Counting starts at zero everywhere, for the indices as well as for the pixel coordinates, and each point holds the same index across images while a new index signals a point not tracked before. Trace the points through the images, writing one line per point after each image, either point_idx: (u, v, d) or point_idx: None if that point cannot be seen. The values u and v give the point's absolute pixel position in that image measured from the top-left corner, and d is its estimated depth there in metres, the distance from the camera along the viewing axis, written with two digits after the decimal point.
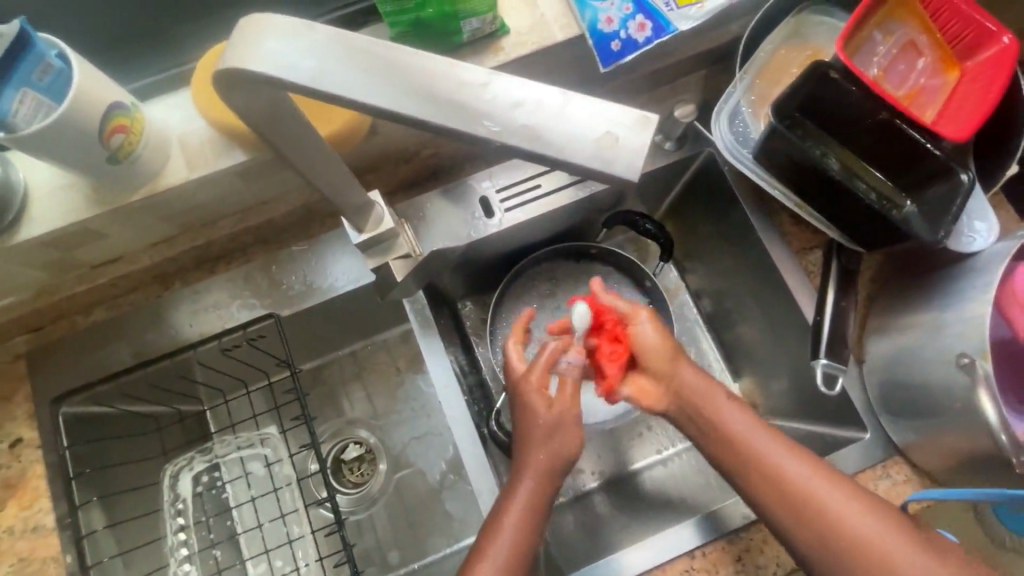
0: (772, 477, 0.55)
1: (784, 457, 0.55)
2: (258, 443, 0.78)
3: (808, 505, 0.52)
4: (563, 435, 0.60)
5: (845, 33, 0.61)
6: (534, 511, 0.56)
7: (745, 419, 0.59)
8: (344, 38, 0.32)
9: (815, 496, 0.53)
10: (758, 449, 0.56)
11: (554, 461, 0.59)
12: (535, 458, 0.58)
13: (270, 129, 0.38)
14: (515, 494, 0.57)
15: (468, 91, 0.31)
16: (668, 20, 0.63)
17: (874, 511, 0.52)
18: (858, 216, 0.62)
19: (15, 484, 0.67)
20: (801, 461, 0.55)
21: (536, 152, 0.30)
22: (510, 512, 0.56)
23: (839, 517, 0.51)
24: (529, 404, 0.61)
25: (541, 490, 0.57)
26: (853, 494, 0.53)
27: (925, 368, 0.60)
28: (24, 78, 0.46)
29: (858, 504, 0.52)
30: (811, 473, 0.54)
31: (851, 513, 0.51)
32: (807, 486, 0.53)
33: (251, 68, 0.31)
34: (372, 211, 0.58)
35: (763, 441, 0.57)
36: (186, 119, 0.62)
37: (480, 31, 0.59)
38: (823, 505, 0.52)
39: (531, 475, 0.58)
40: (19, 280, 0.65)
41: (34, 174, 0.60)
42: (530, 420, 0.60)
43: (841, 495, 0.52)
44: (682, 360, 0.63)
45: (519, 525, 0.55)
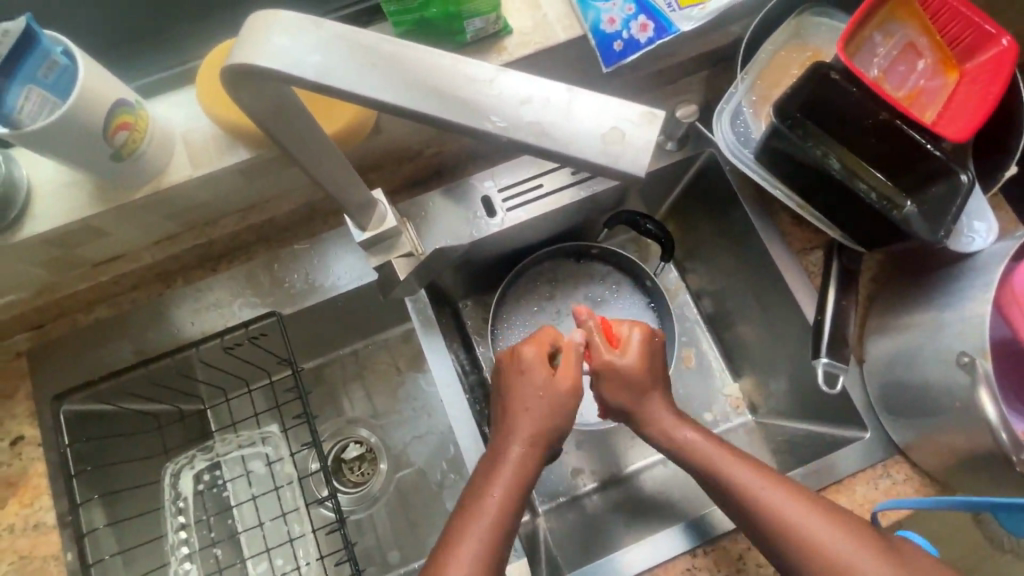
0: (735, 498, 0.56)
1: (760, 482, 0.55)
2: (259, 442, 0.78)
3: (771, 525, 0.53)
4: (549, 412, 0.59)
5: (845, 34, 0.61)
6: (522, 482, 0.56)
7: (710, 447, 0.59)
8: (351, 37, 0.32)
9: (787, 510, 0.53)
10: (729, 472, 0.57)
11: (545, 429, 0.59)
12: (524, 429, 0.58)
13: (277, 126, 0.38)
14: (507, 455, 0.57)
15: (474, 88, 0.31)
16: (670, 20, 0.63)
17: (852, 531, 0.51)
18: (860, 216, 0.62)
19: (15, 482, 0.66)
20: (777, 485, 0.55)
21: (543, 148, 0.30)
22: (495, 490, 0.55)
23: (813, 538, 0.51)
24: (518, 381, 0.61)
25: (528, 466, 0.57)
26: (832, 516, 0.52)
27: (925, 367, 0.60)
28: (29, 75, 0.47)
29: (835, 526, 0.52)
30: (784, 495, 0.54)
31: (829, 534, 0.51)
32: (779, 506, 0.53)
33: (260, 63, 0.32)
34: (375, 209, 0.59)
35: (728, 464, 0.57)
36: (189, 117, 0.62)
37: (483, 31, 0.60)
38: (797, 523, 0.52)
39: (522, 440, 0.58)
40: (21, 277, 0.66)
41: (37, 171, 0.60)
42: (519, 400, 0.60)
43: (817, 517, 0.52)
44: (652, 393, 0.63)
45: (505, 494, 0.55)
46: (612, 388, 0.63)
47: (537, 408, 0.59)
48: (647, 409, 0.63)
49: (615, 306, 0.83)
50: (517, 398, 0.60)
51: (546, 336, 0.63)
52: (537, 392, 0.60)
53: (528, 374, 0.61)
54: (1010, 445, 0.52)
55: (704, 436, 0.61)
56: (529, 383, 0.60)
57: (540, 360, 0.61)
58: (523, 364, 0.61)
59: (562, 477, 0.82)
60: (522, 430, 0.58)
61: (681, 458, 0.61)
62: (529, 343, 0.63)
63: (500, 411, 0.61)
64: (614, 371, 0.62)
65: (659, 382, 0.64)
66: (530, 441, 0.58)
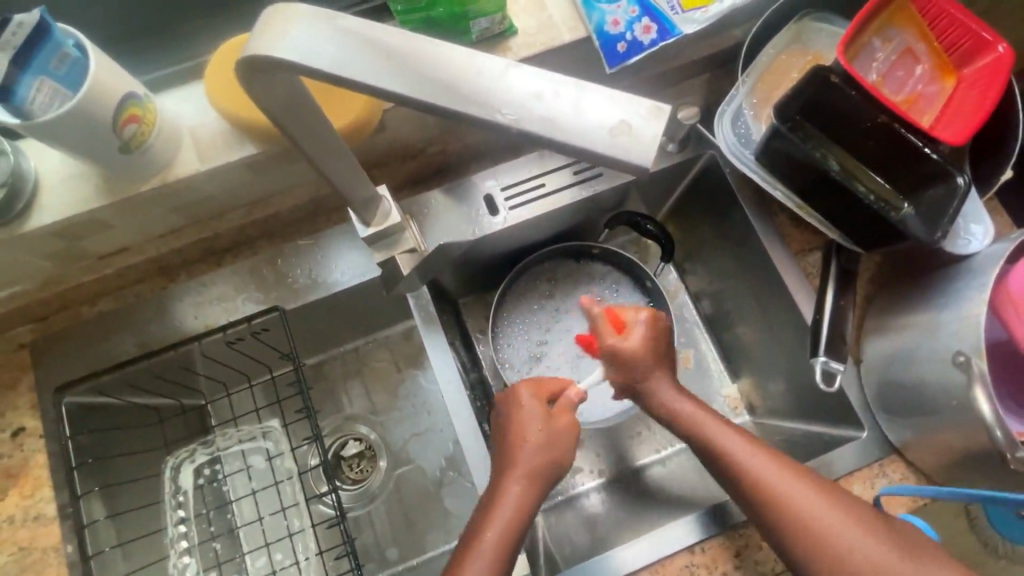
0: (730, 470, 0.57)
1: (753, 457, 0.56)
2: (260, 436, 0.79)
3: (762, 494, 0.54)
4: (550, 449, 0.60)
5: (845, 38, 0.62)
6: (518, 519, 0.56)
7: (708, 423, 0.60)
8: (370, 32, 0.33)
9: (785, 486, 0.54)
10: (724, 445, 0.58)
11: (543, 465, 0.59)
12: (523, 464, 0.59)
13: (288, 119, 0.39)
14: (503, 496, 0.57)
15: (487, 81, 0.32)
16: (674, 23, 0.64)
17: (866, 522, 0.52)
18: (858, 217, 0.63)
19: (16, 473, 0.67)
20: (769, 460, 0.56)
21: (562, 143, 0.31)
22: (490, 530, 0.55)
23: (806, 512, 0.52)
24: (517, 417, 0.62)
25: (527, 502, 0.57)
26: (852, 509, 0.53)
27: (921, 367, 0.61)
28: (42, 67, 0.47)
29: (849, 519, 0.52)
30: (778, 472, 0.55)
31: (840, 524, 0.52)
32: (767, 479, 0.55)
33: (277, 54, 0.32)
34: (380, 204, 0.60)
35: (715, 432, 0.59)
36: (198, 111, 0.62)
37: (489, 31, 0.60)
38: (786, 499, 0.53)
39: (519, 477, 0.58)
40: (28, 269, 0.66)
41: (46, 163, 0.60)
42: (518, 434, 0.60)
43: (831, 509, 0.53)
44: (655, 371, 0.64)
45: (500, 535, 0.55)
46: (626, 370, 0.65)
47: (542, 444, 0.60)
48: (650, 386, 0.64)
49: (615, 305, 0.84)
50: (517, 433, 0.61)
51: (549, 384, 0.65)
52: (539, 431, 0.60)
53: (530, 412, 0.62)
54: (1006, 442, 0.53)
55: (704, 413, 0.61)
56: (529, 418, 0.61)
57: (537, 400, 0.63)
58: (522, 404, 0.62)
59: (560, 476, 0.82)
60: (520, 468, 0.58)
61: (684, 434, 0.61)
62: (527, 385, 0.64)
63: (500, 447, 0.61)
64: (628, 353, 0.64)
65: (665, 365, 0.65)
66: (530, 481, 0.58)
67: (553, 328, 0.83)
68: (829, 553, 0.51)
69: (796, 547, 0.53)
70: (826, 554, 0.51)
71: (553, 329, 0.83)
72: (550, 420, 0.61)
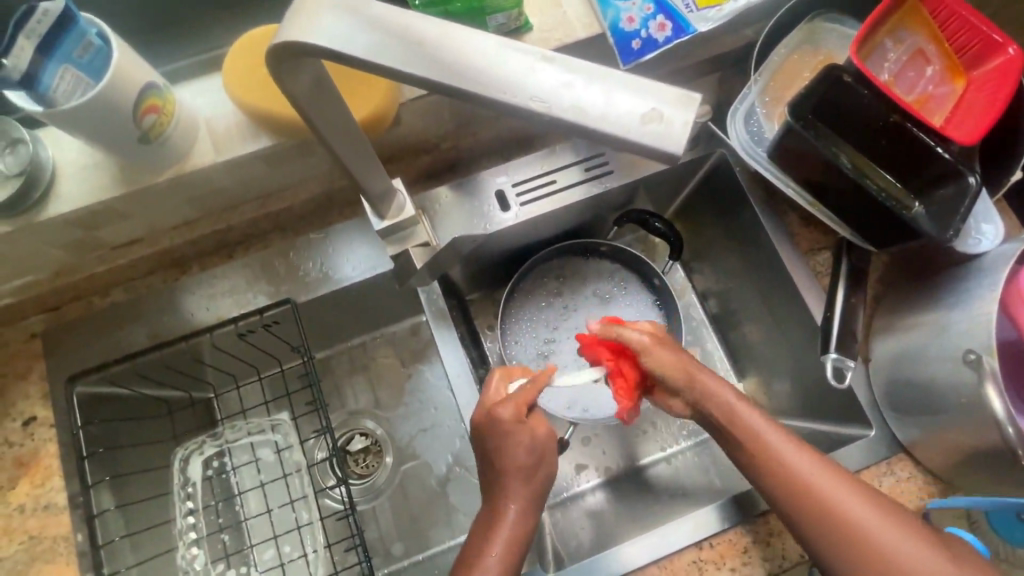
0: (762, 462, 0.56)
1: (787, 449, 0.55)
2: (269, 429, 0.79)
3: (791, 487, 0.54)
4: (538, 464, 0.60)
5: (857, 39, 0.63)
6: (519, 537, 0.57)
7: (750, 416, 0.57)
8: (406, 22, 0.33)
9: (810, 477, 0.54)
10: (762, 437, 0.56)
11: (535, 483, 0.59)
12: (518, 483, 0.58)
13: (312, 108, 0.40)
14: (503, 518, 0.57)
15: (520, 70, 0.32)
16: (688, 21, 0.65)
17: (884, 510, 0.52)
18: (870, 215, 0.63)
19: (27, 462, 0.67)
20: (801, 452, 0.55)
21: (594, 131, 0.31)
22: (494, 553, 0.55)
23: (833, 505, 0.52)
24: (501, 436, 0.59)
25: (527, 520, 0.58)
26: (869, 498, 0.53)
27: (930, 366, 0.61)
28: (66, 56, 0.48)
29: (870, 507, 0.52)
30: (800, 454, 0.55)
31: (861, 510, 0.52)
32: (789, 459, 0.55)
33: (312, 40, 0.33)
34: (395, 197, 0.60)
35: (755, 424, 0.57)
36: (214, 103, 0.63)
37: (504, 27, 0.61)
38: (807, 480, 0.53)
39: (516, 499, 0.58)
40: (42, 258, 0.66)
41: (64, 153, 0.61)
42: (506, 458, 0.59)
43: (851, 495, 0.53)
44: (697, 365, 0.60)
45: (505, 551, 0.55)
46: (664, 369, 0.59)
47: (530, 464, 0.59)
48: (700, 383, 0.59)
49: (623, 303, 0.84)
50: (505, 456, 0.59)
51: (525, 395, 0.61)
52: (524, 453, 0.59)
53: (511, 432, 0.59)
54: (1017, 439, 0.54)
55: (745, 405, 0.58)
56: (514, 438, 0.59)
57: (518, 419, 0.60)
58: (504, 427, 0.59)
59: (565, 473, 0.82)
60: (516, 489, 0.58)
61: (711, 420, 0.59)
62: (506, 402, 0.60)
63: (485, 467, 0.61)
64: (667, 350, 0.60)
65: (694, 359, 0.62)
66: (528, 498, 0.58)
67: (561, 325, 0.84)
68: (852, 547, 0.51)
69: (820, 531, 0.52)
70: (852, 548, 0.51)
71: (561, 326, 0.84)
72: (536, 438, 0.60)
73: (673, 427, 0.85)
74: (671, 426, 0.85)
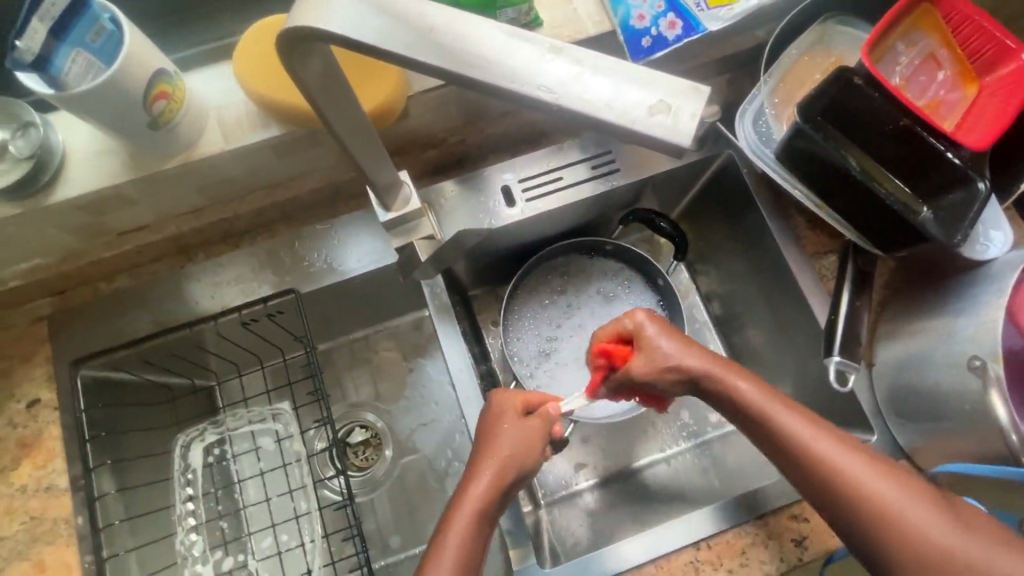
0: (783, 446, 0.53)
1: (806, 432, 0.53)
2: (270, 418, 0.79)
3: (813, 471, 0.51)
4: (519, 458, 0.59)
5: (870, 40, 0.63)
6: (474, 527, 0.54)
7: (763, 398, 0.56)
8: (416, 9, 0.33)
9: (832, 460, 0.51)
10: (779, 421, 0.54)
11: (514, 460, 0.58)
12: (497, 456, 0.58)
13: (322, 96, 0.40)
14: (475, 485, 0.56)
15: (530, 59, 0.32)
16: (699, 19, 0.64)
17: (911, 489, 0.49)
18: (878, 218, 0.63)
19: (31, 443, 0.67)
20: (822, 434, 0.52)
21: (602, 121, 0.31)
22: (457, 518, 0.54)
23: (859, 487, 0.49)
24: (495, 424, 0.61)
25: (497, 493, 0.57)
26: (891, 475, 0.50)
27: (935, 372, 0.61)
28: (78, 39, 0.48)
29: (892, 483, 0.49)
30: (824, 434, 0.53)
31: (885, 488, 0.49)
32: (806, 441, 0.52)
33: (321, 25, 0.33)
34: (401, 189, 0.61)
35: (771, 408, 0.55)
36: (224, 91, 0.63)
37: (516, 21, 0.62)
38: (827, 461, 0.51)
39: (491, 470, 0.57)
40: (50, 241, 0.67)
41: (74, 138, 0.61)
42: (492, 437, 0.60)
43: (872, 474, 0.50)
44: (701, 352, 0.60)
45: (470, 518, 0.55)
46: (666, 381, 0.61)
47: (508, 454, 0.58)
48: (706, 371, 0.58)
49: (626, 304, 0.84)
50: (493, 444, 0.59)
51: (532, 396, 0.65)
52: (513, 435, 0.60)
53: (507, 419, 0.61)
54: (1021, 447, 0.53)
55: (759, 388, 0.57)
56: (508, 429, 0.60)
57: (516, 407, 0.62)
58: (499, 409, 0.62)
59: (563, 472, 0.82)
60: (487, 478, 0.57)
61: (737, 414, 0.57)
62: (512, 394, 0.64)
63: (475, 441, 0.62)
64: (668, 365, 0.60)
65: (696, 346, 0.61)
66: (496, 488, 0.57)
67: (563, 324, 0.84)
68: (884, 529, 0.48)
69: (844, 516, 0.50)
70: (882, 531, 0.48)
71: (563, 325, 0.84)
72: (526, 420, 0.61)
73: (673, 428, 0.85)
74: (671, 427, 0.84)
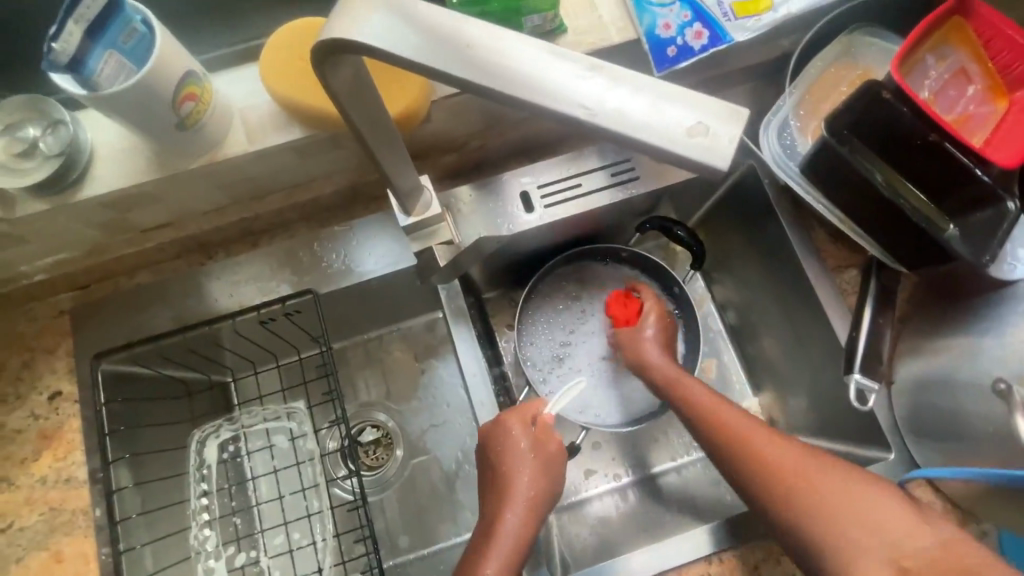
0: (709, 432, 0.62)
1: (730, 418, 0.62)
2: (284, 416, 0.80)
3: (735, 450, 0.59)
4: (540, 496, 0.61)
5: (899, 54, 0.62)
6: (516, 554, 0.56)
7: (696, 392, 0.66)
8: (453, 23, 0.33)
9: (751, 441, 0.58)
10: (706, 409, 0.64)
11: (540, 496, 0.61)
12: (519, 496, 0.60)
13: (352, 103, 0.40)
14: (503, 526, 0.57)
15: (567, 77, 0.32)
16: (726, 30, 0.64)
17: (827, 467, 0.54)
18: (904, 236, 0.62)
19: (52, 434, 0.68)
20: (745, 421, 0.61)
21: (637, 140, 0.31)
22: (490, 557, 0.55)
23: (774, 464, 0.56)
24: (512, 448, 0.62)
25: (527, 531, 0.58)
26: (810, 457, 0.55)
27: (959, 392, 0.60)
28: (111, 41, 0.49)
29: (808, 461, 0.55)
30: (758, 435, 0.59)
31: (797, 464, 0.55)
32: (729, 425, 0.61)
33: (358, 38, 0.34)
34: (422, 194, 0.61)
35: (700, 398, 0.66)
36: (250, 93, 0.64)
37: (540, 28, 0.62)
38: (746, 441, 0.59)
39: (517, 509, 0.59)
40: (76, 236, 0.68)
41: (102, 136, 0.62)
42: (511, 474, 0.61)
43: (790, 454, 0.56)
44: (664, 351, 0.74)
45: (504, 559, 0.55)
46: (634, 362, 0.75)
47: (530, 495, 0.60)
48: (657, 366, 0.72)
49: None
50: (513, 489, 0.60)
51: (529, 407, 0.66)
52: (533, 471, 0.62)
53: (521, 450, 0.62)
54: None
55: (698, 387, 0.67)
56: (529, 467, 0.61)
57: (526, 431, 0.63)
58: (517, 443, 0.62)
59: (573, 478, 0.82)
60: (517, 520, 0.58)
61: (691, 416, 0.65)
62: (514, 416, 0.64)
63: (492, 475, 0.63)
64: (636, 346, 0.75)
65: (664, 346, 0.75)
66: (527, 524, 0.58)
67: (577, 331, 0.84)
68: (796, 501, 0.53)
69: (768, 505, 0.55)
70: (796, 504, 0.53)
71: (578, 331, 0.84)
72: (539, 444, 0.63)
73: (685, 438, 0.84)
74: (682, 437, 0.84)
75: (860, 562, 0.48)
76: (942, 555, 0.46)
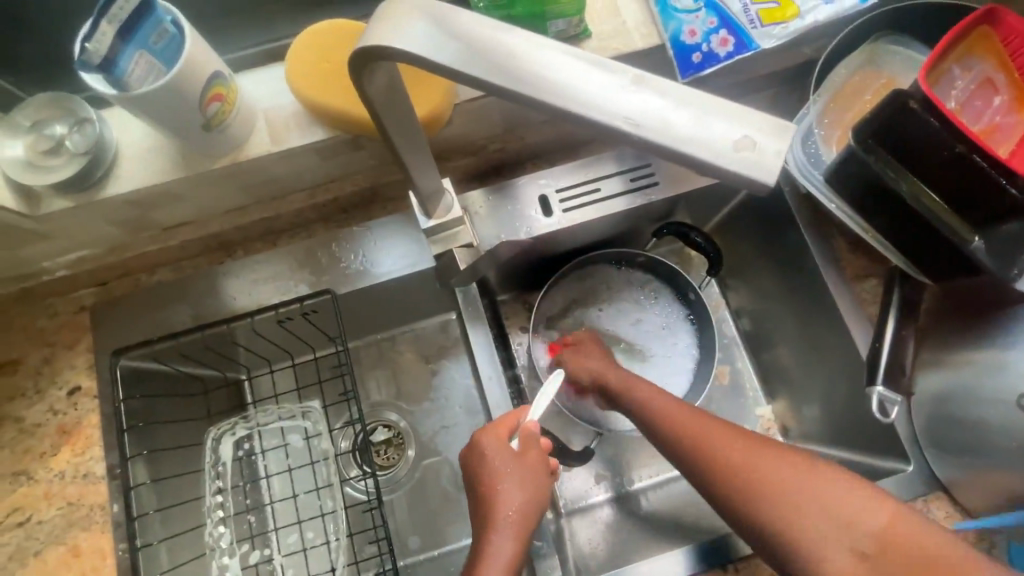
0: (653, 427, 0.64)
1: (671, 411, 0.63)
2: (299, 415, 0.79)
3: (677, 441, 0.60)
4: (527, 514, 0.60)
5: (928, 64, 0.61)
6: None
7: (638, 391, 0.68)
8: (492, 32, 0.33)
9: (690, 432, 0.60)
10: (651, 406, 0.66)
11: (526, 515, 0.59)
12: (500, 515, 0.59)
13: (384, 109, 0.40)
14: (490, 553, 0.56)
15: (608, 89, 0.32)
16: (752, 37, 0.64)
17: (756, 444, 0.56)
18: (928, 246, 0.62)
19: (71, 429, 0.69)
20: (684, 414, 0.62)
21: (680, 151, 0.31)
22: None
23: (710, 449, 0.57)
24: (490, 466, 0.62)
25: (517, 550, 0.57)
26: (741, 437, 0.57)
27: (981, 406, 0.59)
28: (142, 42, 0.49)
29: (738, 441, 0.57)
30: (695, 422, 0.60)
31: (728, 446, 0.56)
32: (671, 418, 0.63)
33: (397, 46, 0.34)
34: (444, 197, 0.61)
35: (641, 395, 0.68)
36: (275, 93, 0.64)
37: (564, 33, 0.62)
38: (687, 430, 0.60)
39: (501, 531, 0.58)
40: (98, 234, 0.68)
41: (126, 134, 0.63)
42: (495, 493, 0.60)
43: (722, 436, 0.57)
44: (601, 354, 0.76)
45: None
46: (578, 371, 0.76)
47: (514, 515, 0.59)
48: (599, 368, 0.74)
49: (655, 315, 0.84)
50: (496, 508, 0.59)
51: (506, 420, 0.66)
52: (516, 489, 0.60)
53: (501, 465, 0.61)
54: None
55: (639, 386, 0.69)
56: (512, 485, 0.60)
57: (502, 448, 0.62)
58: (493, 458, 0.62)
59: (584, 483, 0.82)
60: (507, 544, 0.57)
61: (635, 412, 0.68)
62: (488, 432, 0.64)
63: (474, 494, 0.62)
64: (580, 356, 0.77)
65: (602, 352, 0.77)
66: (516, 546, 0.57)
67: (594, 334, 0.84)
68: (732, 481, 0.54)
69: (713, 491, 0.56)
70: (733, 485, 0.54)
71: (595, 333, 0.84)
72: (519, 460, 0.62)
73: None
74: None
75: (788, 539, 0.50)
76: (854, 518, 0.49)
